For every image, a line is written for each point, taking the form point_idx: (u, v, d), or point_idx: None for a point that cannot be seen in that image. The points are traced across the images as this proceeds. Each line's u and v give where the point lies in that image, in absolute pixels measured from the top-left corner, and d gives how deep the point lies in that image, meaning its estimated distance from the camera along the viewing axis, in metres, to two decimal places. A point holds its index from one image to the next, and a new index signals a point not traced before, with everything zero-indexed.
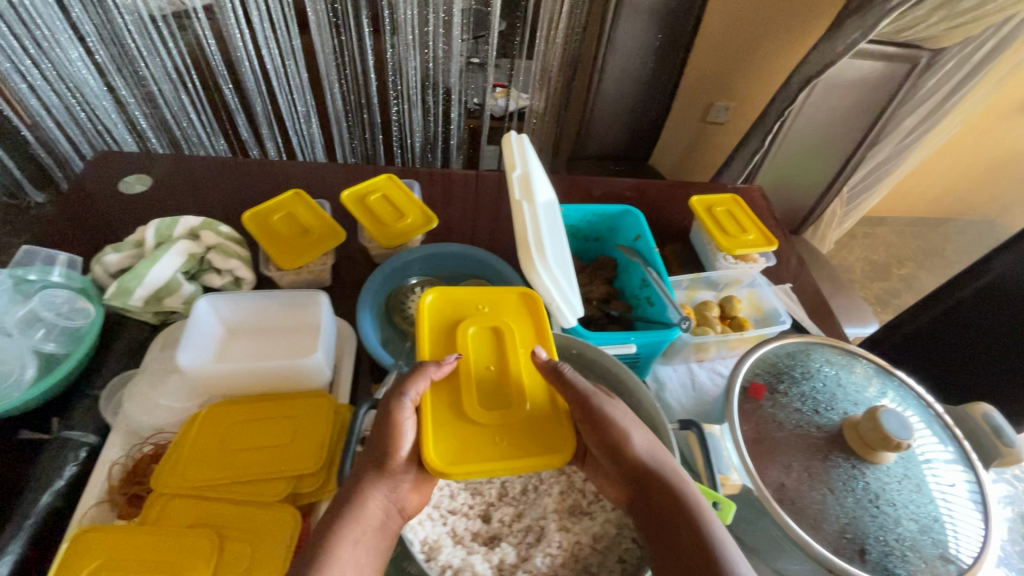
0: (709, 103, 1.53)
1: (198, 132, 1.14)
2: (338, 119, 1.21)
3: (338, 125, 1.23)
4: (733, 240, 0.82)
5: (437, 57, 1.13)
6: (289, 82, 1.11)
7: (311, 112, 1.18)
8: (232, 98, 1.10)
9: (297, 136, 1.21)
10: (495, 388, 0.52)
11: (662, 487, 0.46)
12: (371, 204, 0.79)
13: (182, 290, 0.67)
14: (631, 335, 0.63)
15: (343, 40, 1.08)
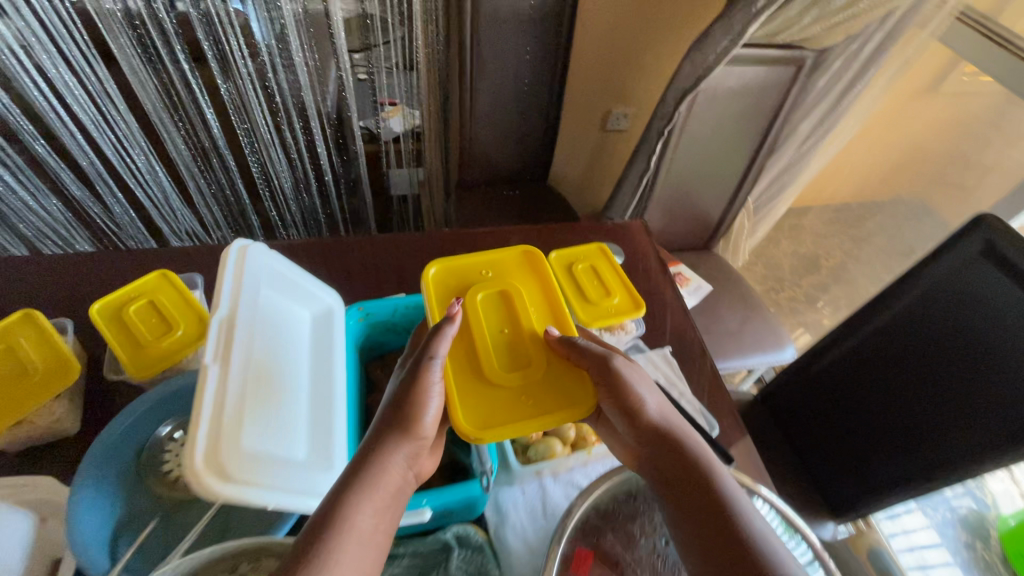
0: (606, 111, 1.41)
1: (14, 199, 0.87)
2: (191, 170, 0.97)
3: (193, 177, 0.98)
4: (592, 309, 0.69)
5: (282, 92, 0.93)
6: (117, 132, 0.86)
7: (155, 163, 0.93)
8: (47, 155, 0.84)
9: (147, 193, 0.96)
10: (512, 346, 0.55)
11: (674, 448, 0.50)
12: (131, 317, 0.62)
13: None
14: (424, 497, 0.51)
15: (167, 77, 0.82)
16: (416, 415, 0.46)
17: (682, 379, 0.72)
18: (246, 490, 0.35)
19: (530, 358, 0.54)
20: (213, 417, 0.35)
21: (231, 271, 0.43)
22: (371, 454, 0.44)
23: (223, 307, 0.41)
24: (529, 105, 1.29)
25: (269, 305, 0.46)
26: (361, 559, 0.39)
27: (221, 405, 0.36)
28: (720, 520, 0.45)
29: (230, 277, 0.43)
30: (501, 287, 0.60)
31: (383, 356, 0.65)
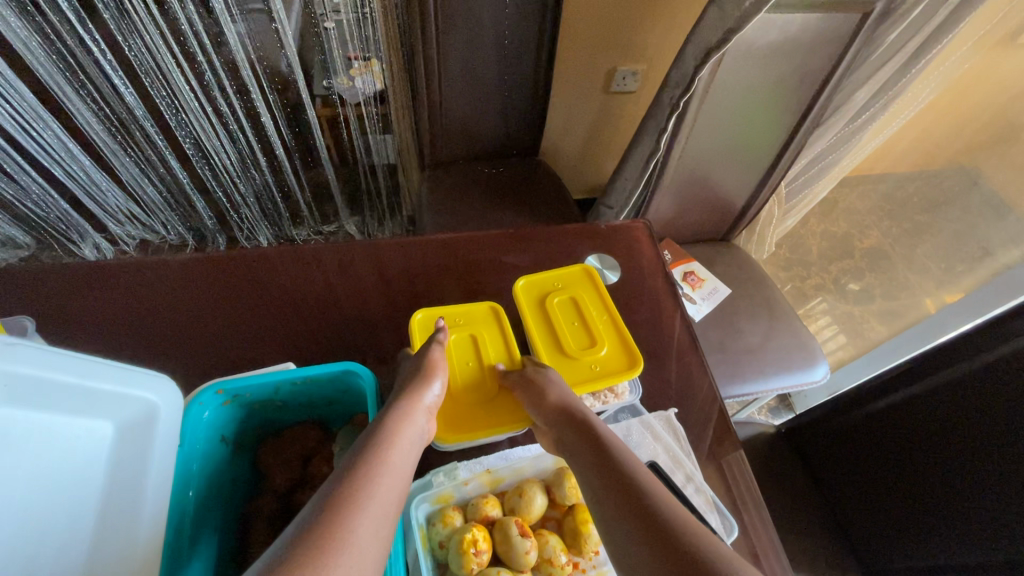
0: (610, 70, 1.16)
1: None
2: None
3: None
4: (568, 367, 0.52)
5: None
6: None
7: None
8: None
9: None
10: (470, 383, 0.52)
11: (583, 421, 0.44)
12: None
13: None
14: None
15: None
16: (427, 377, 0.45)
17: (691, 457, 0.54)
18: None
19: (486, 391, 0.51)
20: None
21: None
22: (410, 386, 0.44)
23: None
24: (515, 64, 1.05)
25: (48, 393, 0.30)
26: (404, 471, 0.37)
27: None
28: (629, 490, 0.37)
29: None
30: (469, 335, 0.55)
31: (280, 434, 0.50)
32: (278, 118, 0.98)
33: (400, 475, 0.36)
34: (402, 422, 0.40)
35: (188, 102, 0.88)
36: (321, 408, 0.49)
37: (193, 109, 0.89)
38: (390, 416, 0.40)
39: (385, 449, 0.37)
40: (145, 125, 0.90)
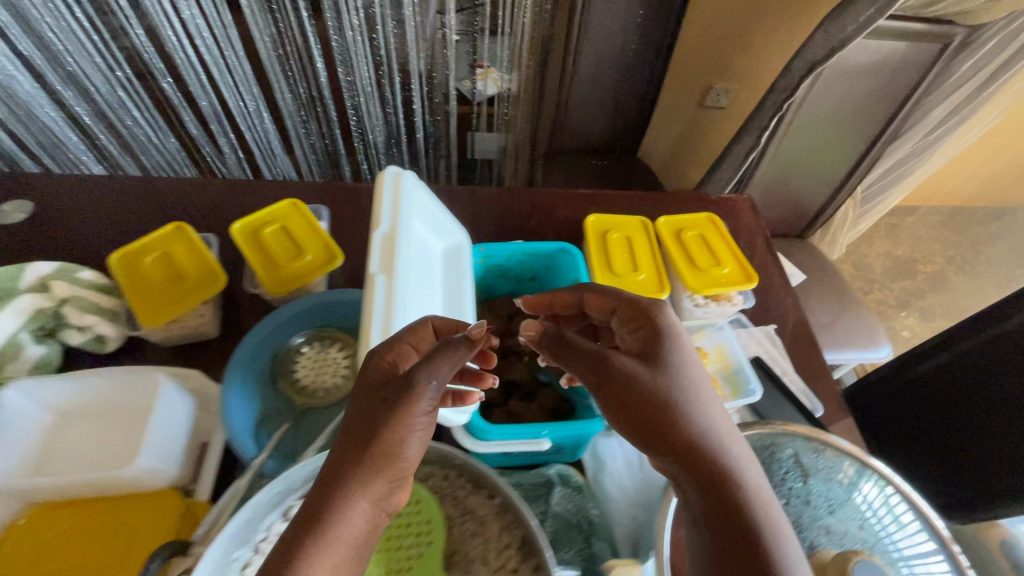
0: (706, 86, 1.29)
1: (147, 132, 0.97)
2: (292, 112, 1.04)
3: (291, 120, 1.05)
4: (702, 277, 0.68)
5: (388, 46, 0.99)
6: (233, 76, 0.95)
7: (262, 107, 1.01)
8: (174, 93, 0.93)
9: (252, 134, 1.04)
10: (631, 261, 0.70)
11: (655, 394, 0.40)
12: (266, 240, 0.67)
13: (25, 351, 0.58)
14: (544, 428, 0.49)
15: (281, 27, 0.91)
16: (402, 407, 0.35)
17: (785, 360, 0.70)
18: None
19: (635, 262, 0.70)
20: (382, 334, 0.40)
21: (390, 198, 0.46)
22: (363, 459, 0.34)
23: (380, 224, 0.44)
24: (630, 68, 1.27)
25: (422, 214, 0.50)
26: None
27: (385, 326, 0.40)
28: (736, 502, 0.37)
29: (386, 195, 0.46)
30: (625, 236, 0.73)
31: (490, 301, 0.67)
32: (428, 119, 1.14)
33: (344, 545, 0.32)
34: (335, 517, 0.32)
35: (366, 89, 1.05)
36: (522, 284, 0.68)
37: (368, 92, 1.06)
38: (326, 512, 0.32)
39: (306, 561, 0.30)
40: (328, 105, 1.06)
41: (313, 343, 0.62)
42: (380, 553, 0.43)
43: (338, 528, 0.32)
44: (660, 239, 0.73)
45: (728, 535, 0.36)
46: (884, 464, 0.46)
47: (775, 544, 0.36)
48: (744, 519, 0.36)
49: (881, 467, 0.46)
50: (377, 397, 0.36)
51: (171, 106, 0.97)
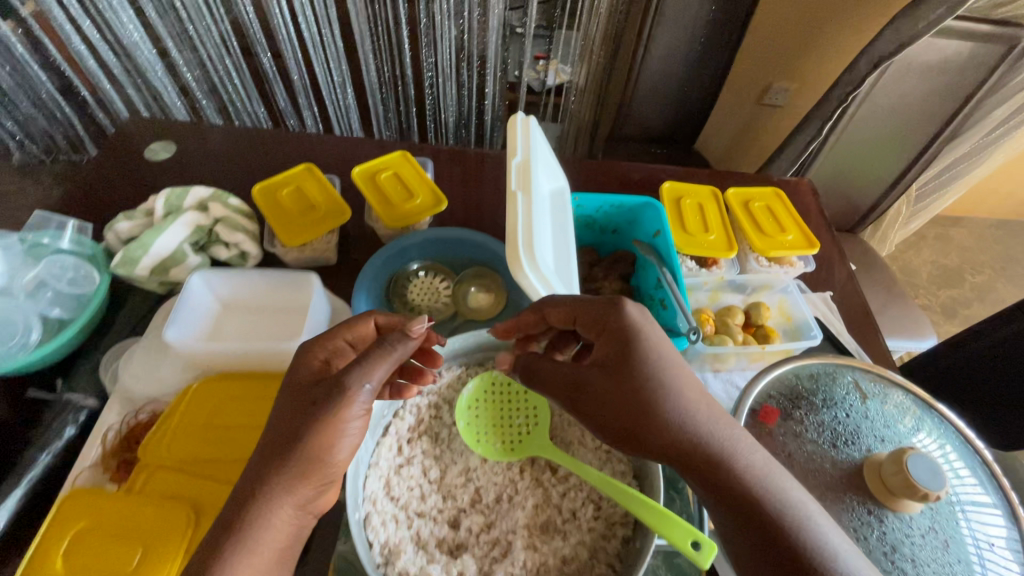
0: (765, 86, 1.32)
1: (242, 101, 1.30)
2: (372, 88, 1.27)
3: (372, 95, 1.30)
4: (768, 241, 0.75)
5: (471, 28, 1.15)
6: (324, 50, 1.17)
7: (346, 81, 1.24)
8: (269, 66, 1.21)
9: (332, 103, 1.28)
10: (702, 223, 0.77)
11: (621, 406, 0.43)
12: (381, 183, 0.77)
13: (187, 261, 0.67)
14: None
15: (376, 9, 1.11)
16: (320, 425, 0.40)
17: (840, 324, 0.75)
18: (538, 287, 0.47)
19: (706, 225, 0.77)
20: (524, 234, 0.48)
21: (523, 136, 0.55)
22: (298, 456, 0.40)
23: (516, 157, 0.53)
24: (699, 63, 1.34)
25: (544, 158, 0.58)
26: (283, 542, 0.39)
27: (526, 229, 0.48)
28: (733, 486, 0.39)
29: (518, 136, 0.55)
30: (698, 202, 0.80)
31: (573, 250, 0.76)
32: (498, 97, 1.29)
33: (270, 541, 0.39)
34: (279, 495, 0.39)
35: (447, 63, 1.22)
36: (604, 237, 0.76)
37: (449, 65, 1.22)
38: (274, 491, 0.39)
39: (251, 533, 0.38)
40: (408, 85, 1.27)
41: (421, 273, 0.71)
42: (495, 428, 0.51)
43: (260, 535, 0.38)
44: (729, 208, 0.80)
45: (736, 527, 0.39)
46: (940, 406, 0.53)
47: (780, 513, 0.38)
48: (743, 500, 0.39)
49: (936, 406, 0.53)
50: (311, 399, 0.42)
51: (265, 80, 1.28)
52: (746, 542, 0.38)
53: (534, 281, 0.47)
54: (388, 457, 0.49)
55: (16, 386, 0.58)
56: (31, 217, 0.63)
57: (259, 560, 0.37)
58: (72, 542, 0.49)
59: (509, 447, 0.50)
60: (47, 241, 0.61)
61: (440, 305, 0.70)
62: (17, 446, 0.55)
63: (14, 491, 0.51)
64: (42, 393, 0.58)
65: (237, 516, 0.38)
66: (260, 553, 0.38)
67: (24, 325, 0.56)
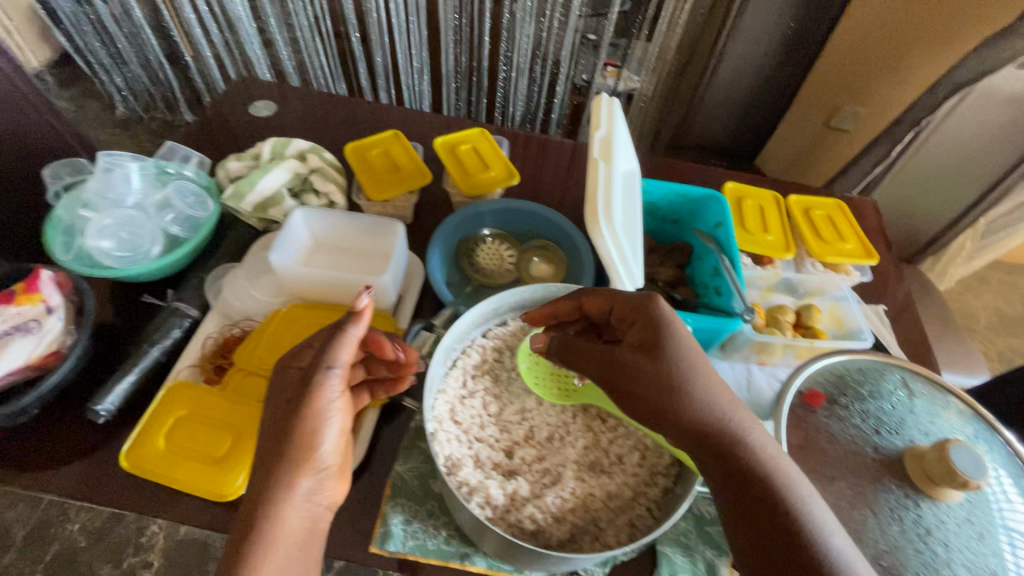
0: (833, 108, 1.32)
1: (325, 76, 1.52)
2: (448, 81, 1.52)
3: (447, 86, 1.53)
4: (826, 246, 0.77)
5: None
6: (410, 38, 1.41)
7: (424, 69, 1.49)
8: (358, 46, 1.43)
9: (409, 89, 1.54)
10: (761, 224, 0.80)
11: (654, 382, 0.44)
12: (461, 154, 0.83)
13: (285, 204, 0.74)
14: (688, 316, 0.60)
15: None
16: (299, 424, 0.46)
17: (890, 337, 0.76)
18: (610, 248, 0.52)
19: (764, 226, 0.79)
20: (603, 200, 0.52)
21: (607, 113, 0.59)
22: (293, 446, 0.46)
23: (599, 132, 0.57)
24: (771, 80, 1.35)
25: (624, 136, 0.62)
26: (300, 530, 0.45)
27: (606, 197, 0.53)
28: (748, 468, 0.41)
29: (602, 113, 0.59)
30: (759, 204, 0.82)
31: None
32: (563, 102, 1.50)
33: (290, 519, 0.44)
34: (285, 489, 0.44)
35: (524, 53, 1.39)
36: (664, 225, 0.79)
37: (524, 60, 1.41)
38: (281, 484, 0.45)
39: (266, 522, 0.43)
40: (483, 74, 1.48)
41: (489, 238, 0.76)
42: (552, 375, 0.55)
43: (273, 523, 0.43)
44: (789, 213, 0.82)
45: (749, 505, 0.40)
46: (991, 416, 0.54)
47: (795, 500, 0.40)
48: (758, 484, 0.40)
49: (986, 415, 0.54)
50: (294, 394, 0.48)
51: (350, 58, 1.49)
52: (752, 524, 0.40)
53: (608, 242, 0.52)
54: (455, 387, 0.53)
55: (134, 290, 0.66)
56: (161, 148, 0.70)
57: (279, 547, 0.43)
58: (172, 426, 0.56)
59: (564, 392, 0.55)
60: (174, 170, 0.69)
61: (505, 271, 0.75)
62: (130, 339, 0.63)
63: (127, 375, 0.59)
64: (155, 299, 0.66)
65: (252, 508, 0.44)
66: (279, 538, 0.43)
67: (149, 238, 0.64)
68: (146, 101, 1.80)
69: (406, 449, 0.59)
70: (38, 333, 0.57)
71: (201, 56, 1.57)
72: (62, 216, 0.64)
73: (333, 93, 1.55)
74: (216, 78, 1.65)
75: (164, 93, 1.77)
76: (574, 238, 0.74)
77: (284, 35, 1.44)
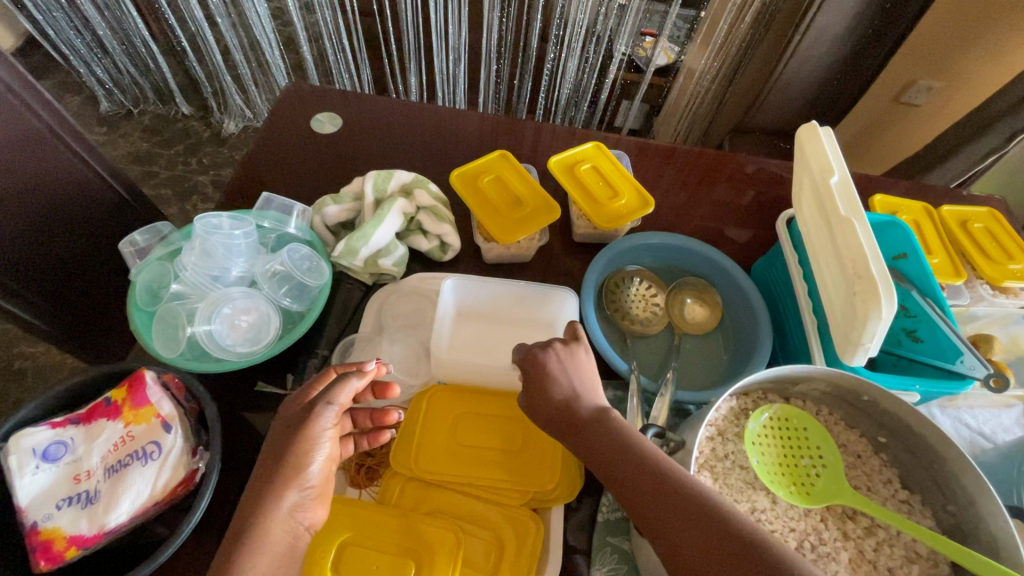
0: (907, 81, 1.20)
1: (350, 65, 1.31)
2: (489, 61, 1.23)
3: (486, 70, 1.25)
4: (996, 268, 0.70)
5: (610, 5, 1.06)
6: (444, 21, 1.15)
7: (462, 53, 1.22)
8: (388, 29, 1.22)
9: (442, 74, 1.27)
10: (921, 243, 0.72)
11: (543, 398, 0.47)
12: (582, 175, 0.72)
13: (399, 253, 0.63)
14: (916, 382, 0.52)
15: None
16: (295, 447, 0.40)
17: None
18: (881, 330, 0.43)
19: (925, 246, 0.72)
20: (877, 268, 0.43)
21: (832, 148, 0.49)
22: (285, 460, 0.40)
23: (832, 176, 0.48)
24: (859, 63, 1.18)
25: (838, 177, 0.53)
26: (283, 547, 0.38)
27: (879, 263, 0.43)
28: (640, 471, 0.39)
29: (830, 152, 0.49)
30: (913, 220, 0.74)
31: None
32: (617, 84, 1.22)
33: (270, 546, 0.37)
34: (273, 501, 0.38)
35: (578, 31, 1.12)
36: None
37: (579, 38, 1.13)
38: (268, 490, 0.38)
39: (252, 534, 0.37)
40: (532, 56, 1.20)
41: (636, 279, 0.66)
42: (780, 467, 0.48)
43: (257, 545, 0.36)
44: (946, 229, 0.74)
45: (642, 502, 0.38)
46: None
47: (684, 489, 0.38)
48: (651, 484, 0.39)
49: None
50: (288, 419, 0.42)
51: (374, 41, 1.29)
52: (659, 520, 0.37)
53: (882, 323, 0.43)
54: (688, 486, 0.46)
55: (245, 377, 0.56)
56: (256, 201, 0.61)
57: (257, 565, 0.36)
58: (336, 555, 0.47)
59: (803, 490, 0.47)
60: (270, 226, 0.59)
61: (654, 316, 0.65)
62: (256, 441, 0.53)
63: None
64: (272, 387, 0.56)
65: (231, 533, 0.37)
66: (262, 552, 0.36)
67: (264, 317, 0.54)
68: (135, 94, 1.59)
69: (598, 550, 0.52)
70: (158, 457, 0.46)
71: (198, 37, 1.35)
72: (159, 304, 0.54)
73: (356, 83, 1.35)
74: (218, 67, 1.44)
75: (155, 84, 1.56)
76: (736, 277, 0.65)
77: (302, 16, 1.24)
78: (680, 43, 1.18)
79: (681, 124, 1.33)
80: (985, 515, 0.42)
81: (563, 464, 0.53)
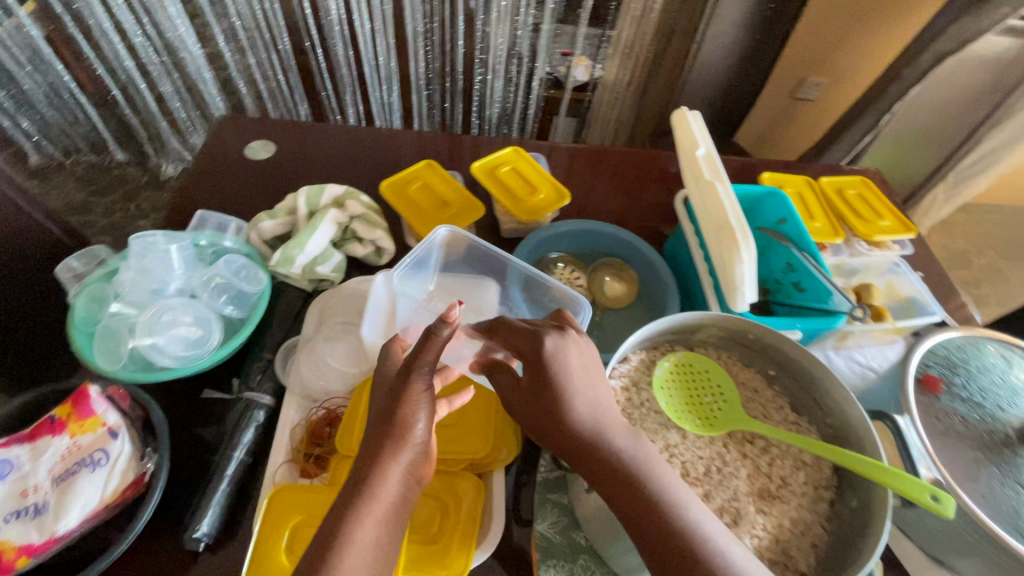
0: (798, 80, 1.36)
1: (284, 100, 1.35)
2: (419, 87, 1.30)
3: (418, 95, 1.32)
4: (868, 225, 0.81)
5: (525, 29, 1.16)
6: (372, 52, 1.22)
7: (393, 81, 1.29)
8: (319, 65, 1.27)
9: (376, 102, 1.34)
10: (804, 211, 0.82)
11: (547, 403, 0.45)
12: (503, 177, 0.79)
13: (335, 259, 0.67)
14: (797, 321, 0.61)
15: (436, 6, 1.14)
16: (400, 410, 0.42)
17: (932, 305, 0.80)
18: (747, 271, 0.52)
19: (808, 213, 0.82)
20: (735, 221, 0.52)
21: (699, 125, 0.58)
22: (393, 423, 0.42)
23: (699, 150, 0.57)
24: (753, 63, 1.35)
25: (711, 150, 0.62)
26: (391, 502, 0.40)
27: (736, 216, 0.53)
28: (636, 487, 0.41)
29: (695, 130, 0.58)
30: (796, 192, 0.85)
31: None
32: (541, 100, 1.32)
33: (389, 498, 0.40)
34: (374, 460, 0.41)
35: (499, 53, 1.21)
36: None
37: (500, 60, 1.23)
38: (375, 453, 0.41)
39: (362, 490, 0.39)
40: (459, 79, 1.28)
41: (559, 264, 0.73)
42: (686, 406, 0.54)
43: (372, 499, 0.39)
44: (826, 196, 0.85)
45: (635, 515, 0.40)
46: None
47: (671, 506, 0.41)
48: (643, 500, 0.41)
49: None
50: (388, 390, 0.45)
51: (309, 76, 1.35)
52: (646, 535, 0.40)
53: (746, 265, 0.51)
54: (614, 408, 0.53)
55: (191, 387, 0.59)
56: (192, 219, 0.67)
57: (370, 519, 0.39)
58: (291, 536, 0.49)
59: (706, 422, 0.54)
60: (206, 242, 0.63)
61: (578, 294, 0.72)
62: (206, 445, 0.55)
63: (218, 488, 0.51)
64: (218, 393, 0.59)
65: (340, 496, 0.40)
66: (377, 503, 0.39)
67: (206, 326, 0.57)
68: (67, 145, 1.57)
69: (539, 507, 0.56)
70: (106, 463, 0.48)
71: (132, 84, 1.37)
72: (99, 321, 0.56)
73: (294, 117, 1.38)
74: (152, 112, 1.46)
75: (87, 133, 1.55)
76: (644, 253, 0.72)
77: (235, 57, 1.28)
78: (595, 58, 1.24)
79: (605, 132, 1.44)
80: (852, 419, 0.49)
81: (498, 430, 0.58)
